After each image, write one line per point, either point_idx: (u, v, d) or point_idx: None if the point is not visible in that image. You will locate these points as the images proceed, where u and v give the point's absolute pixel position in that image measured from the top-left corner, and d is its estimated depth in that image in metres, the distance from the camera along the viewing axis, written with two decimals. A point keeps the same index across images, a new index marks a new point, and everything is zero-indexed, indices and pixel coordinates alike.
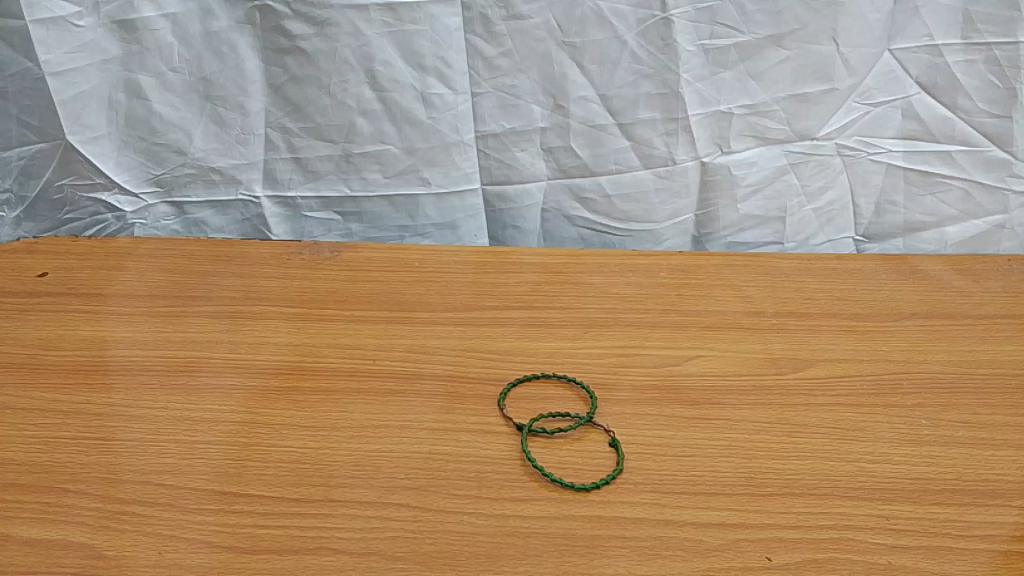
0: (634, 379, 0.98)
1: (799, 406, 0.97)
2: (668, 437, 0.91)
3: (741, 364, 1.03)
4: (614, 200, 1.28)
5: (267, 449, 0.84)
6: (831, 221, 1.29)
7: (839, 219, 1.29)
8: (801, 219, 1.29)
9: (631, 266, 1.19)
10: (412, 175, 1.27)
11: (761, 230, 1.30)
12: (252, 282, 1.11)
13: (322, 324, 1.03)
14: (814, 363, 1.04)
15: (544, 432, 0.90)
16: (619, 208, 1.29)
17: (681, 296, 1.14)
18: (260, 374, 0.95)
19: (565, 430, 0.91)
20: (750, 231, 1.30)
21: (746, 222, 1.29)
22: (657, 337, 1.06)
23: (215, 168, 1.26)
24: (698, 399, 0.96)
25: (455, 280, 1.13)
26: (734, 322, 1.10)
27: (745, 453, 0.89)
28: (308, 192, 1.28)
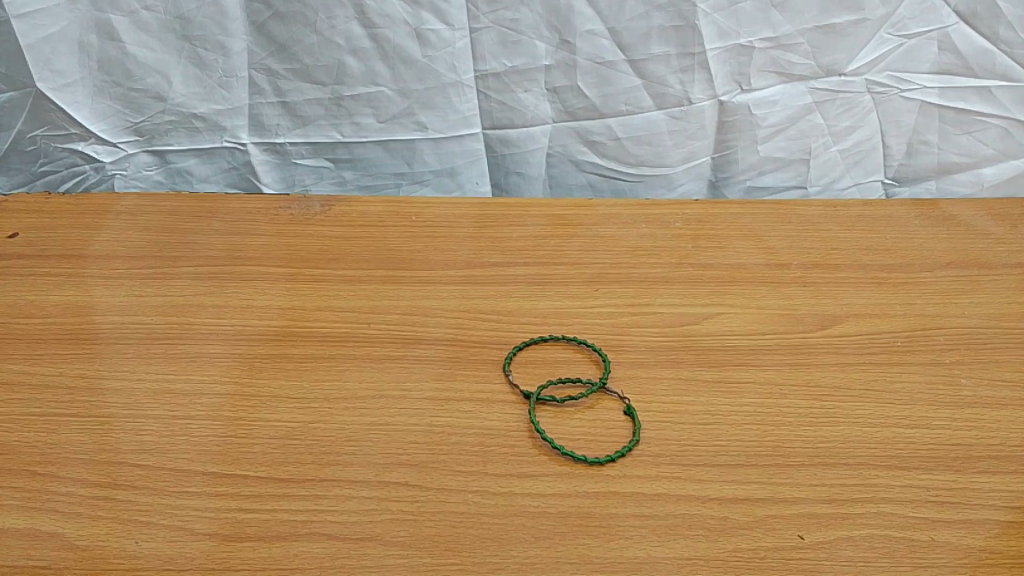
0: (649, 340, 0.91)
1: (827, 367, 0.90)
2: (687, 403, 0.84)
3: (764, 322, 0.95)
4: (625, 144, 1.19)
5: (253, 425, 0.77)
6: (858, 162, 1.20)
7: (867, 159, 1.20)
8: (825, 161, 1.20)
9: (644, 215, 1.11)
10: (408, 118, 1.18)
11: (783, 173, 1.21)
12: (238, 240, 1.03)
13: (313, 285, 0.96)
14: (843, 319, 0.96)
15: (553, 401, 0.83)
16: (630, 152, 1.20)
17: (699, 248, 1.06)
18: (246, 341, 0.88)
19: (575, 397, 0.84)
20: (771, 175, 1.21)
21: (767, 164, 1.20)
22: (674, 294, 0.98)
23: (196, 114, 1.17)
24: (718, 361, 0.89)
25: (456, 234, 1.05)
26: (756, 276, 1.02)
27: (771, 420, 0.83)
28: (297, 138, 1.19)
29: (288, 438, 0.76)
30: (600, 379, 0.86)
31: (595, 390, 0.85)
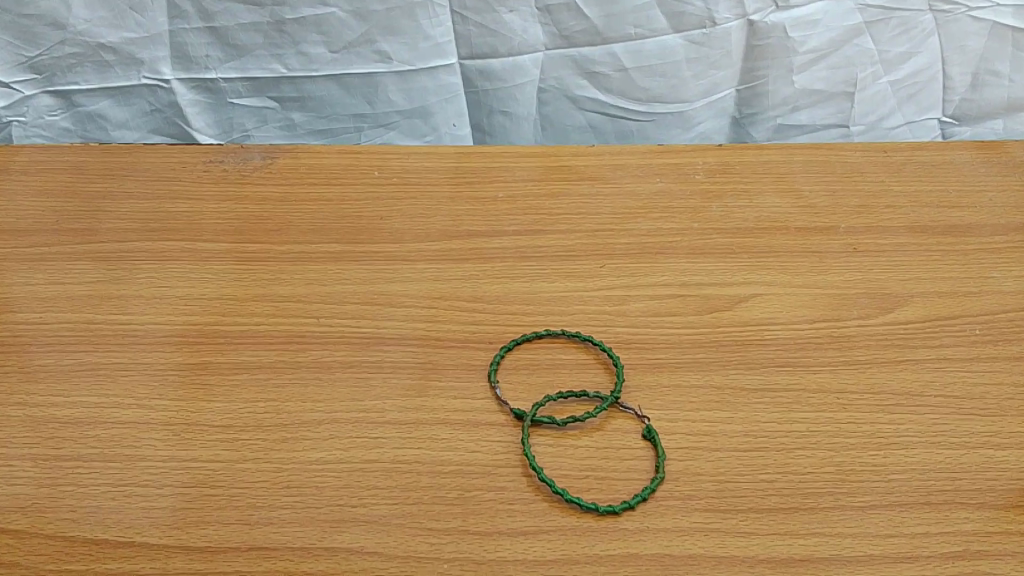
0: (672, 333, 0.73)
1: (891, 366, 0.72)
2: (722, 421, 0.66)
3: (813, 305, 0.77)
4: (632, 75, 0.99)
5: (154, 472, 0.60)
6: (912, 96, 1.00)
7: (922, 92, 1.00)
8: (873, 94, 1.00)
9: (657, 165, 0.91)
10: (367, 47, 0.97)
11: (821, 109, 1.01)
12: (156, 205, 0.83)
13: (248, 266, 0.77)
14: (906, 300, 0.78)
15: (554, 422, 0.65)
16: (640, 85, 0.99)
17: (726, 208, 0.87)
18: (160, 347, 0.69)
19: (582, 416, 0.66)
20: (806, 111, 1.01)
21: (803, 98, 1.00)
22: (698, 269, 0.80)
23: (106, 45, 0.95)
24: (759, 361, 0.71)
25: (429, 194, 0.86)
26: (798, 243, 0.84)
27: (829, 443, 0.65)
28: (232, 72, 0.98)
29: (198, 491, 0.59)
30: (613, 390, 0.68)
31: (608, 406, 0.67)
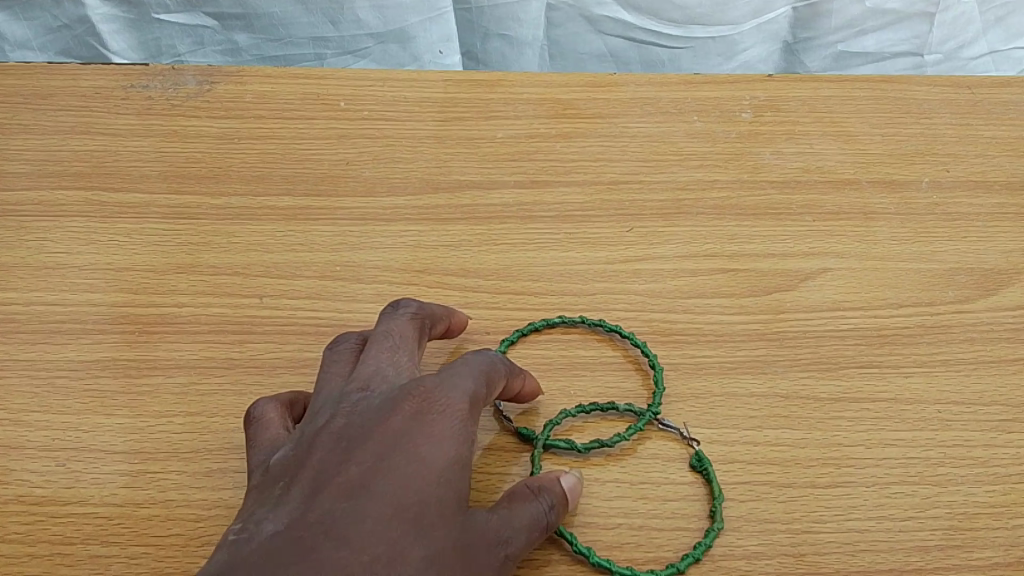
0: (722, 322, 0.57)
1: (1005, 367, 0.56)
2: (795, 446, 0.51)
3: (897, 284, 0.61)
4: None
5: (24, 522, 0.45)
6: (1001, 20, 0.86)
7: (1012, 16, 0.86)
8: (955, 17, 0.86)
9: (696, 100, 0.72)
10: None
11: (889, 33, 0.87)
12: (53, 141, 0.64)
13: (172, 224, 0.59)
14: (1014, 278, 0.62)
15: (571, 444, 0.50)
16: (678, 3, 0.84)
17: (783, 153, 0.69)
18: (48, 339, 0.53)
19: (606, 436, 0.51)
20: (873, 36, 0.87)
21: (872, 19, 0.86)
22: (752, 235, 0.62)
23: None
24: (835, 360, 0.55)
25: (409, 131, 0.67)
26: (871, 201, 0.66)
27: (933, 477, 0.50)
28: None
29: (83, 553, 0.44)
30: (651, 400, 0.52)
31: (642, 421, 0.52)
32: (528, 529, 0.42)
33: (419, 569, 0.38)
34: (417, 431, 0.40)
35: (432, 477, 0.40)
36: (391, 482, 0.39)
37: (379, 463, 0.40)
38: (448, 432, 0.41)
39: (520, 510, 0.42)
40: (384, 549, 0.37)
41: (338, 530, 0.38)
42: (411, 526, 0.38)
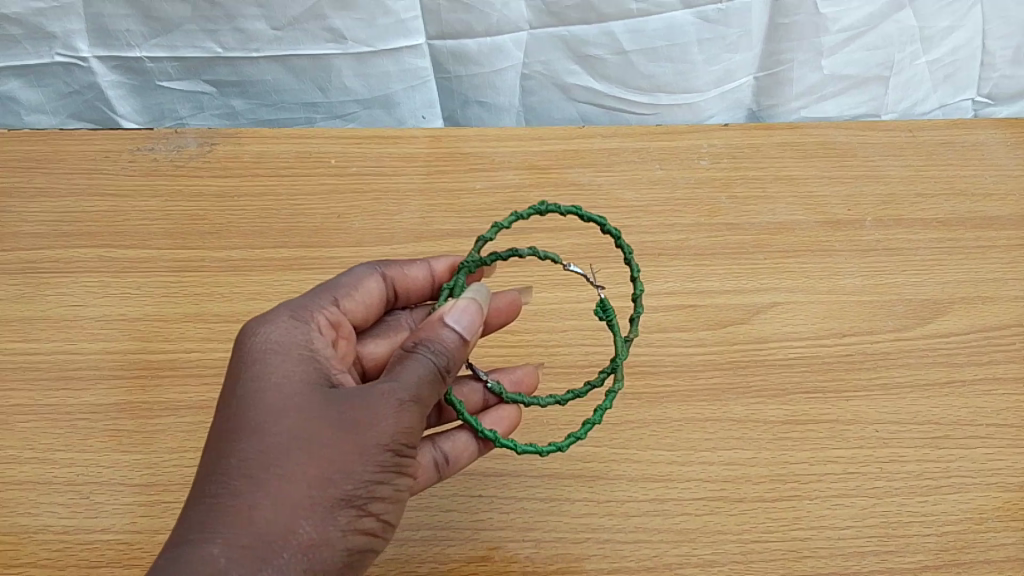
0: (682, 354, 0.62)
1: (938, 390, 0.62)
2: (745, 465, 0.56)
3: (839, 316, 0.66)
4: (634, 59, 0.80)
5: (54, 548, 0.50)
6: (950, 78, 0.83)
7: (961, 71, 0.83)
8: (908, 77, 0.82)
9: (658, 149, 0.78)
10: (316, 24, 0.78)
11: (847, 97, 0.84)
12: (68, 203, 0.70)
13: (179, 277, 0.65)
14: (946, 308, 0.68)
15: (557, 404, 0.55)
16: (641, 71, 0.80)
17: (735, 199, 0.75)
18: (69, 385, 0.58)
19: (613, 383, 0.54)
20: (833, 100, 0.84)
21: (831, 86, 0.83)
22: (709, 275, 0.68)
23: (8, 17, 0.77)
24: (786, 387, 0.61)
25: (395, 185, 0.73)
26: (819, 239, 0.72)
27: (872, 488, 0.56)
28: (159, 51, 0.80)
29: None
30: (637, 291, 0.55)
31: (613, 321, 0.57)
32: (422, 377, 0.42)
33: (296, 476, 0.39)
34: (247, 360, 0.43)
35: (271, 386, 0.42)
36: (234, 407, 0.41)
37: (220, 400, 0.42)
38: (270, 348, 0.44)
39: (404, 367, 0.42)
40: (245, 463, 0.39)
41: (202, 474, 0.40)
42: (266, 432, 0.40)
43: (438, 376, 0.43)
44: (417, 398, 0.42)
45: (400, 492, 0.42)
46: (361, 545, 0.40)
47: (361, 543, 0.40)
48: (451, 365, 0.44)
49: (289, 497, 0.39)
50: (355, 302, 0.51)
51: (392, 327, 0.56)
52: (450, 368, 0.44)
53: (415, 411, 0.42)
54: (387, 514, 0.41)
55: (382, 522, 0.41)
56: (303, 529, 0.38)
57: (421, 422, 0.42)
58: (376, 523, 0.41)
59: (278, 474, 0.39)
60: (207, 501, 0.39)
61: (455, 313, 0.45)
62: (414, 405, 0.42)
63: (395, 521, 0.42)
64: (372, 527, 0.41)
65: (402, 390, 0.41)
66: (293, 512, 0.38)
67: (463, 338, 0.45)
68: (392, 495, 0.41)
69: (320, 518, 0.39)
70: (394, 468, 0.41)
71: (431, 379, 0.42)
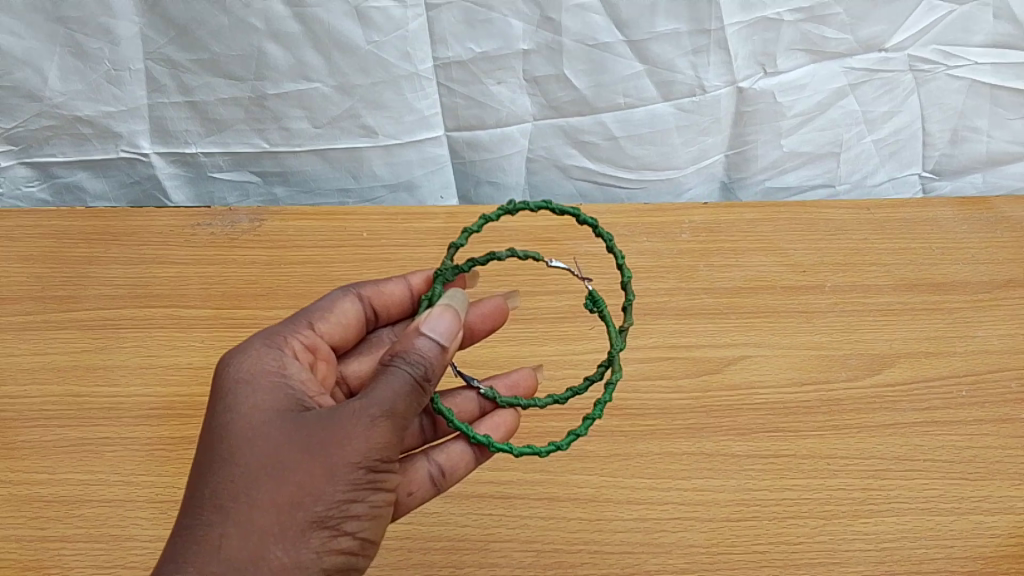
0: (663, 398, 0.73)
1: (882, 430, 0.72)
2: (714, 490, 0.67)
3: (800, 367, 0.77)
4: (624, 144, 0.91)
5: (140, 552, 0.61)
6: (895, 154, 0.95)
7: (906, 149, 0.95)
8: (857, 153, 0.94)
9: (645, 224, 0.89)
10: (351, 122, 0.89)
11: (807, 170, 0.96)
12: (138, 269, 0.82)
13: (235, 333, 0.76)
14: (893, 361, 0.79)
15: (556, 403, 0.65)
16: (630, 153, 0.92)
17: (712, 266, 0.86)
18: (145, 421, 0.69)
19: (612, 373, 0.64)
20: (795, 172, 0.96)
21: (791, 160, 0.94)
22: (688, 331, 0.79)
23: (82, 118, 0.88)
24: (751, 425, 0.72)
25: (417, 254, 0.85)
26: (784, 301, 0.83)
27: (822, 508, 0.66)
28: (212, 147, 0.91)
29: None
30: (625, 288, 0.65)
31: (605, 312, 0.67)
32: (397, 388, 0.48)
33: (266, 506, 0.45)
34: (226, 395, 0.50)
35: (244, 423, 0.48)
36: (213, 444, 0.48)
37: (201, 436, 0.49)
38: (247, 370, 0.51)
39: (381, 381, 0.48)
40: (220, 496, 0.46)
41: (186, 508, 0.47)
42: (239, 468, 0.47)
43: (416, 384, 0.49)
44: (388, 414, 0.47)
45: (375, 507, 0.48)
46: (339, 561, 0.46)
47: (337, 559, 0.46)
48: (429, 373, 0.50)
49: (259, 527, 0.45)
50: (329, 322, 0.60)
51: (373, 344, 0.66)
52: (428, 377, 0.50)
53: (388, 427, 0.47)
54: (362, 530, 0.47)
55: (357, 537, 0.47)
56: (273, 555, 0.45)
57: (391, 439, 0.47)
58: (352, 539, 0.47)
59: (248, 505, 0.45)
60: (187, 534, 0.46)
61: (432, 324, 0.51)
62: (384, 424, 0.47)
63: (374, 534, 0.48)
64: (347, 542, 0.47)
65: (372, 408, 0.47)
66: (263, 541, 0.45)
67: (438, 345, 0.50)
68: (367, 511, 0.47)
69: (290, 543, 0.45)
70: (366, 487, 0.47)
71: (405, 393, 0.48)
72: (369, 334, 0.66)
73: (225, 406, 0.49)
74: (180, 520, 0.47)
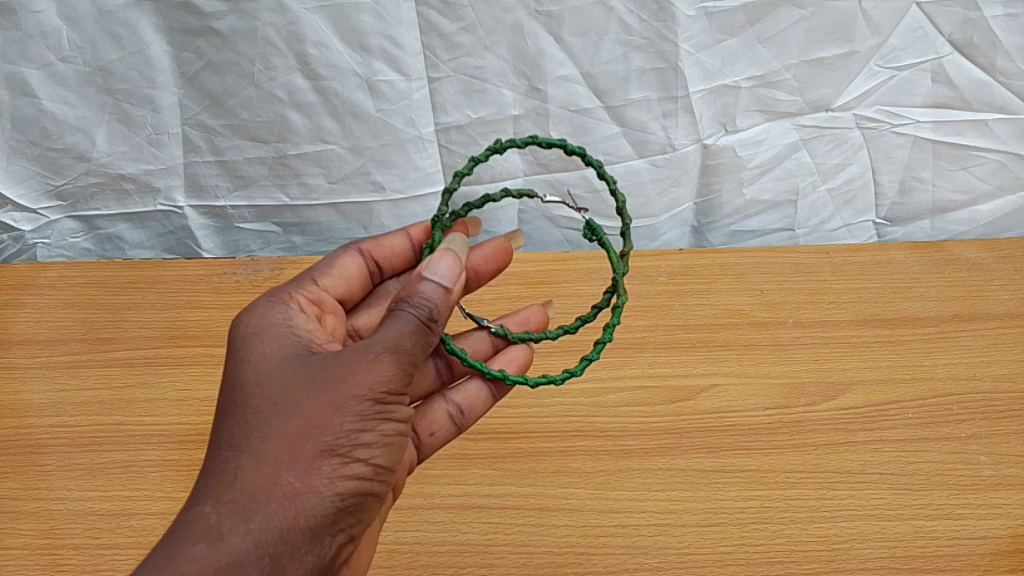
0: (642, 420, 0.82)
1: (837, 447, 0.81)
2: (686, 501, 0.77)
3: (766, 393, 0.86)
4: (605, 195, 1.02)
5: None
6: (849, 202, 1.05)
7: (859, 200, 1.06)
8: (812, 201, 1.05)
9: (629, 267, 0.98)
10: (362, 178, 0.99)
11: (769, 216, 1.06)
12: (171, 312, 0.91)
13: None
14: (848, 387, 0.87)
15: (567, 333, 0.75)
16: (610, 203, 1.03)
17: (687, 306, 0.94)
18: (186, 445, 0.79)
19: (617, 297, 0.73)
20: (756, 218, 1.06)
21: (753, 207, 1.05)
22: (664, 362, 0.88)
23: (125, 176, 0.99)
24: (717, 444, 0.81)
25: None
26: (748, 338, 0.91)
27: (779, 517, 0.76)
28: (239, 200, 1.01)
29: None
30: (623, 224, 0.72)
31: (604, 238, 0.77)
32: (402, 326, 0.55)
33: (278, 439, 0.53)
34: (244, 353, 0.59)
35: (257, 375, 0.57)
36: (233, 397, 0.57)
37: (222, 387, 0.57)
38: (257, 324, 0.61)
39: (390, 322, 0.56)
40: (238, 439, 0.54)
41: (213, 452, 0.55)
42: (256, 412, 0.55)
43: (421, 324, 0.56)
44: (392, 350, 0.54)
45: (385, 435, 0.55)
46: (353, 484, 0.54)
47: (350, 484, 0.54)
48: (434, 313, 0.57)
49: (272, 458, 0.53)
50: (331, 275, 0.70)
51: (379, 296, 0.75)
52: (433, 317, 0.57)
53: (393, 361, 0.54)
54: (374, 457, 0.54)
55: (370, 463, 0.54)
56: (287, 480, 0.52)
57: (395, 372, 0.54)
58: (365, 466, 0.54)
59: (262, 442, 0.54)
60: (213, 472, 0.54)
61: (433, 268, 0.58)
62: (387, 359, 0.54)
63: (386, 461, 0.55)
64: (359, 468, 0.54)
65: (376, 346, 0.54)
66: (276, 470, 0.53)
67: (442, 287, 0.58)
68: (378, 439, 0.54)
69: (303, 469, 0.53)
70: (373, 417, 0.54)
71: (408, 332, 0.55)
72: (378, 287, 0.75)
73: (247, 358, 0.58)
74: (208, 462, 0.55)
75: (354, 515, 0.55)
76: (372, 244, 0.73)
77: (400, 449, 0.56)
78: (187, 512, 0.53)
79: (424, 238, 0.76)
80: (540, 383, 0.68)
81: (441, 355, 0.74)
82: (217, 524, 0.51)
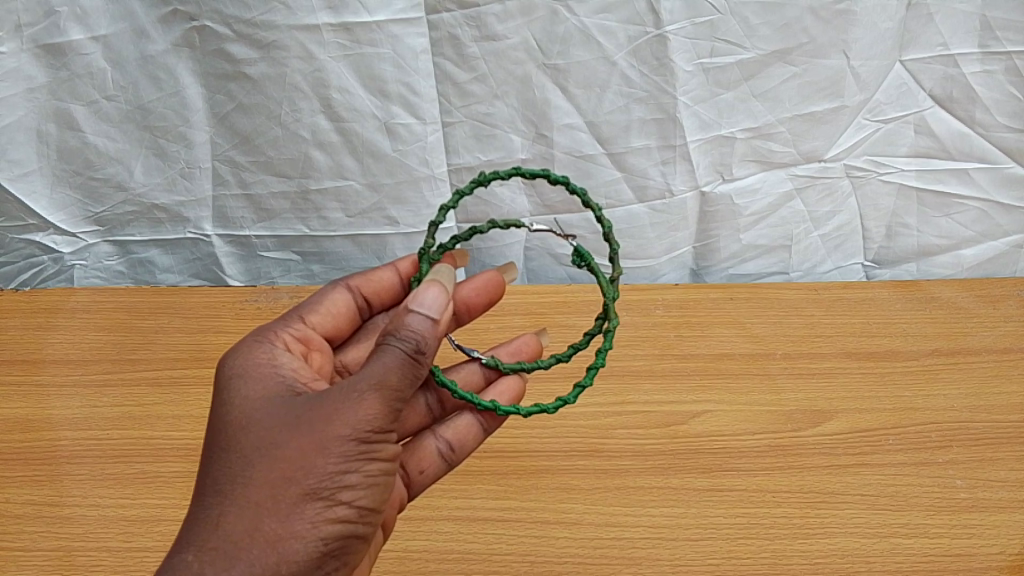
0: (638, 442, 0.88)
1: (822, 470, 0.86)
2: (678, 517, 0.82)
3: (756, 419, 0.91)
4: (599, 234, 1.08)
5: None
6: (839, 246, 1.12)
7: (848, 243, 1.12)
8: (805, 246, 1.11)
9: (627, 301, 1.04)
10: (378, 213, 1.06)
11: (764, 259, 1.12)
12: (196, 335, 0.96)
13: None
14: (835, 414, 0.92)
15: (559, 361, 0.80)
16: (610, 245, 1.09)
17: (681, 336, 1.00)
18: None
19: (610, 321, 0.79)
20: (752, 261, 1.12)
21: (750, 252, 1.11)
22: (661, 391, 0.93)
23: (159, 206, 1.05)
24: (709, 464, 0.86)
25: None
26: (742, 366, 0.97)
27: (766, 533, 0.81)
28: (263, 232, 1.08)
29: None
30: (611, 249, 0.77)
31: (593, 265, 0.82)
32: (388, 360, 0.58)
33: (260, 485, 0.57)
34: (231, 393, 0.62)
35: (242, 419, 0.60)
36: (219, 441, 0.60)
37: (209, 431, 0.61)
38: (242, 365, 0.64)
39: (378, 357, 0.58)
40: (222, 484, 0.58)
41: (200, 496, 0.59)
42: (241, 456, 0.58)
43: (408, 358, 0.59)
44: (378, 387, 0.57)
45: (369, 476, 0.58)
46: (337, 526, 0.57)
47: (334, 527, 0.57)
48: (421, 346, 0.59)
49: (257, 503, 0.56)
50: (320, 314, 0.75)
51: (369, 330, 0.81)
52: (420, 349, 0.59)
53: (378, 399, 0.57)
54: (358, 499, 0.58)
55: (353, 505, 0.58)
56: (270, 527, 0.56)
57: (380, 410, 0.57)
58: (348, 508, 0.58)
59: (246, 488, 0.57)
60: (199, 517, 0.58)
61: (420, 300, 0.61)
62: (373, 397, 0.57)
63: (369, 501, 0.59)
64: (342, 510, 0.57)
65: (362, 384, 0.57)
66: (260, 517, 0.56)
67: (428, 318, 0.60)
68: (361, 481, 0.58)
69: (285, 515, 0.56)
70: (357, 458, 0.57)
71: (395, 367, 0.58)
72: (367, 321, 0.81)
73: (234, 401, 0.62)
74: (196, 505, 0.59)
75: (338, 557, 0.58)
76: (361, 280, 0.78)
77: (385, 488, 0.60)
78: (174, 559, 0.57)
79: (411, 271, 0.82)
80: (534, 413, 0.73)
81: (432, 391, 0.79)
82: (201, 570, 0.55)
